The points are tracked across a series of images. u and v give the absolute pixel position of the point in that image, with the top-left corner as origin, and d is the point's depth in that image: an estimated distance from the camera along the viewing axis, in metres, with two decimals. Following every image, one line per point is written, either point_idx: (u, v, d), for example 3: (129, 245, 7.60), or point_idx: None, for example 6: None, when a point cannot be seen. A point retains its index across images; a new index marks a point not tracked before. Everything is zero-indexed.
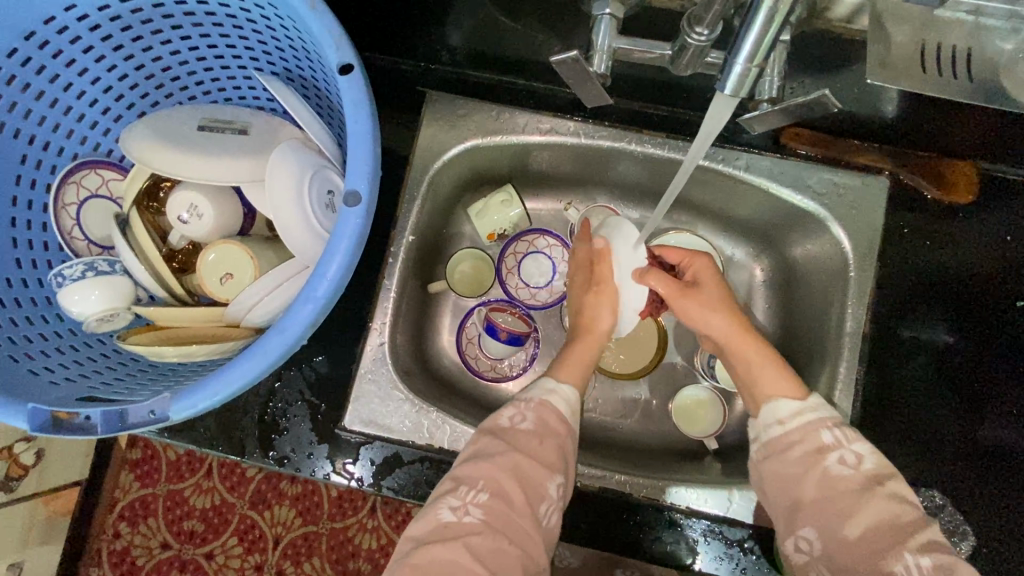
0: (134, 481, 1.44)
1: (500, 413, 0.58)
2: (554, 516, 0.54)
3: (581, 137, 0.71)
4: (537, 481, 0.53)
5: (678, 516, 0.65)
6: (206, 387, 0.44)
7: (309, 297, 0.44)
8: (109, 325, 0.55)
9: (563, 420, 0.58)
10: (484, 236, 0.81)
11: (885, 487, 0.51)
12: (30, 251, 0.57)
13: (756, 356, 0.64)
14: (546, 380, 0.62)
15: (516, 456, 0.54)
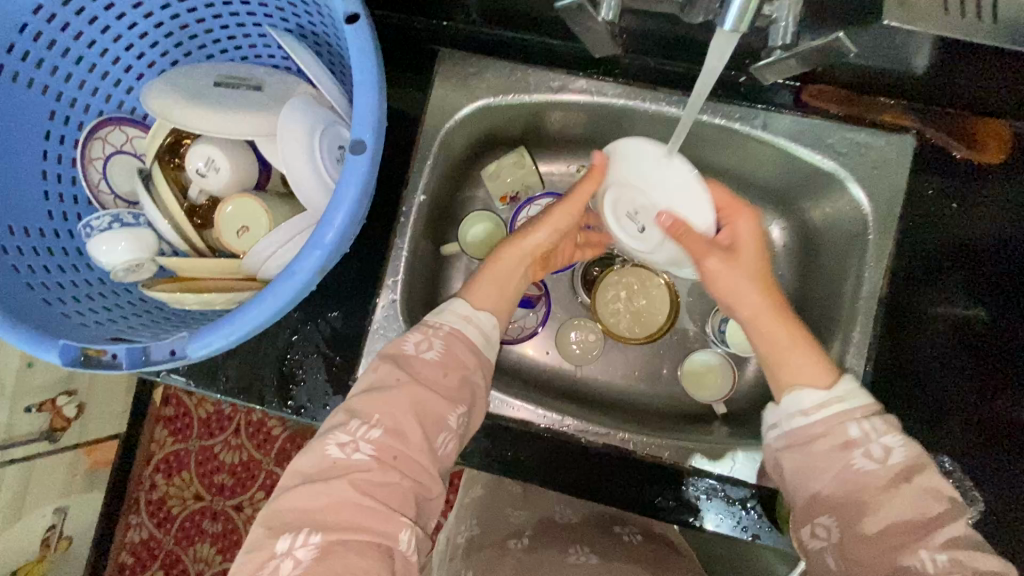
0: (168, 437, 1.61)
1: (405, 339, 0.57)
2: (450, 445, 0.54)
3: (594, 95, 0.70)
4: (437, 412, 0.53)
5: (680, 475, 0.66)
6: (223, 327, 0.46)
7: (318, 241, 0.46)
8: (135, 274, 0.58)
9: (474, 352, 0.58)
10: (496, 199, 0.83)
11: (912, 485, 0.48)
12: (61, 204, 0.60)
13: (789, 338, 0.60)
14: (459, 303, 0.61)
15: (413, 387, 0.53)
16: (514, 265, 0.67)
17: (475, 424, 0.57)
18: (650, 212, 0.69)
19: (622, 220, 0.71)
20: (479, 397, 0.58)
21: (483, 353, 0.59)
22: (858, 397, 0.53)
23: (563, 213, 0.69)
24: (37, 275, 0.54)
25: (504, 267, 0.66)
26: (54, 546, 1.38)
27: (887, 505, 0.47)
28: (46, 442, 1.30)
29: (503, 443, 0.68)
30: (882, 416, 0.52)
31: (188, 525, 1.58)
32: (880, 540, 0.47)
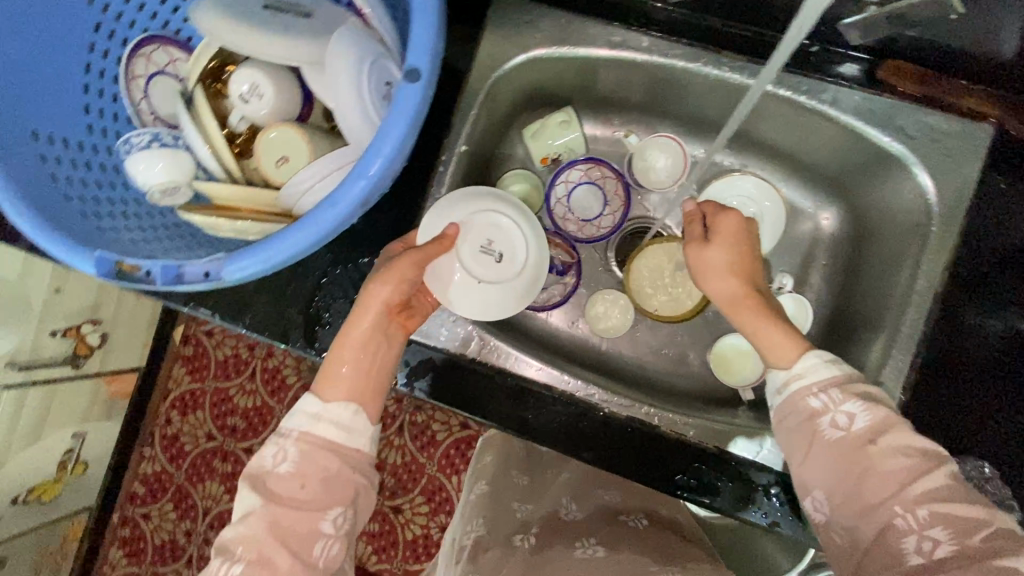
0: (186, 375, 1.64)
1: (262, 455, 0.56)
2: (336, 548, 0.55)
3: (654, 54, 0.67)
4: (304, 527, 0.54)
5: (705, 454, 0.64)
6: (260, 254, 0.45)
7: (363, 172, 0.44)
8: (170, 198, 0.57)
9: (335, 453, 0.55)
10: (537, 160, 0.81)
11: (880, 446, 0.49)
12: (102, 120, 0.58)
13: (754, 320, 0.60)
14: (308, 399, 0.58)
15: (273, 511, 0.53)
16: (368, 334, 0.61)
17: (362, 514, 0.58)
18: (506, 233, 0.71)
19: (480, 258, 0.69)
20: (359, 488, 0.57)
21: (346, 448, 0.56)
22: (819, 371, 0.53)
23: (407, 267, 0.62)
24: (74, 187, 0.53)
25: (354, 343, 0.60)
26: (70, 468, 1.43)
27: (865, 464, 0.49)
28: (69, 367, 1.33)
29: (526, 406, 0.66)
30: (845, 385, 0.52)
31: (199, 463, 1.62)
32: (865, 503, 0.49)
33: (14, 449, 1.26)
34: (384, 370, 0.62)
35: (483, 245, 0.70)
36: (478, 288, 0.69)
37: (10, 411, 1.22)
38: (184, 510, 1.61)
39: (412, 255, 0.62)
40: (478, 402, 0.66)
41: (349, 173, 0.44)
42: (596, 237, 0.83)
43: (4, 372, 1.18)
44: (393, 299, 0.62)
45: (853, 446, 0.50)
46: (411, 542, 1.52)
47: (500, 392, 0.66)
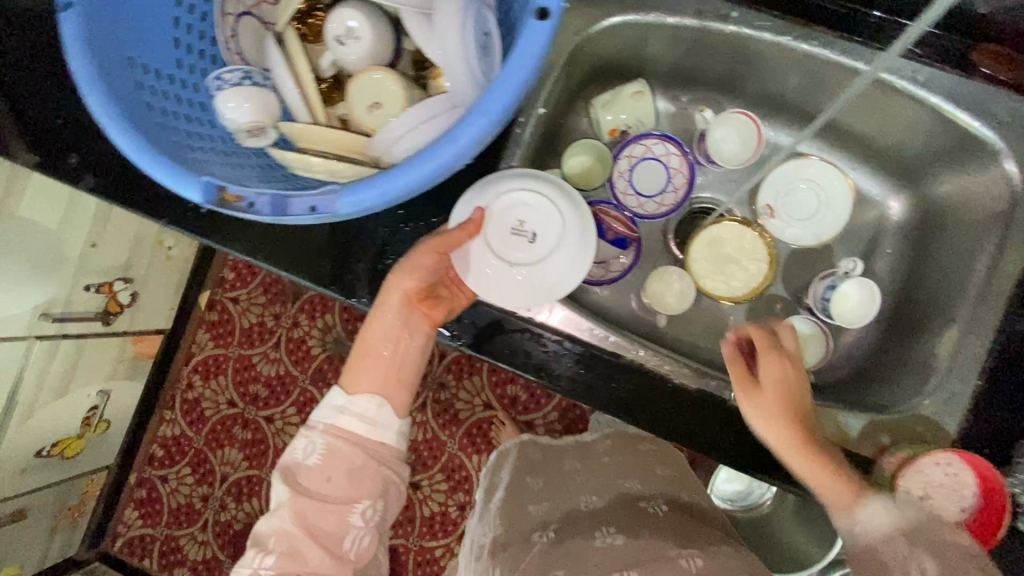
0: (210, 340, 1.63)
1: (294, 446, 0.60)
2: (365, 540, 0.60)
3: (743, 28, 0.66)
4: (331, 526, 0.58)
5: None
6: (375, 190, 0.44)
7: (486, 110, 0.44)
8: (256, 138, 0.56)
9: (359, 445, 0.60)
10: (605, 133, 0.81)
11: None
12: (190, 57, 0.57)
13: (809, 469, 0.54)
14: (338, 394, 0.62)
15: (303, 501, 0.58)
16: (387, 334, 0.64)
17: (389, 506, 0.62)
18: (538, 212, 0.67)
19: (511, 240, 0.67)
20: (386, 481, 0.61)
21: (370, 441, 0.60)
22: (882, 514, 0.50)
23: (425, 255, 0.62)
24: (169, 121, 0.52)
25: (376, 342, 0.64)
26: (93, 426, 1.43)
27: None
28: (100, 324, 1.32)
29: (597, 370, 0.66)
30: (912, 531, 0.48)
31: (219, 429, 1.62)
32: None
33: (43, 401, 1.25)
34: (406, 365, 0.64)
35: (512, 226, 0.67)
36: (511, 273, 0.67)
37: (42, 363, 1.21)
38: (202, 475, 1.61)
39: (433, 243, 0.63)
40: (548, 366, 0.66)
41: (471, 111, 0.44)
42: (657, 213, 0.81)
43: (39, 323, 1.18)
44: (412, 292, 0.63)
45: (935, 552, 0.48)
46: (428, 518, 1.52)
47: (570, 358, 0.66)
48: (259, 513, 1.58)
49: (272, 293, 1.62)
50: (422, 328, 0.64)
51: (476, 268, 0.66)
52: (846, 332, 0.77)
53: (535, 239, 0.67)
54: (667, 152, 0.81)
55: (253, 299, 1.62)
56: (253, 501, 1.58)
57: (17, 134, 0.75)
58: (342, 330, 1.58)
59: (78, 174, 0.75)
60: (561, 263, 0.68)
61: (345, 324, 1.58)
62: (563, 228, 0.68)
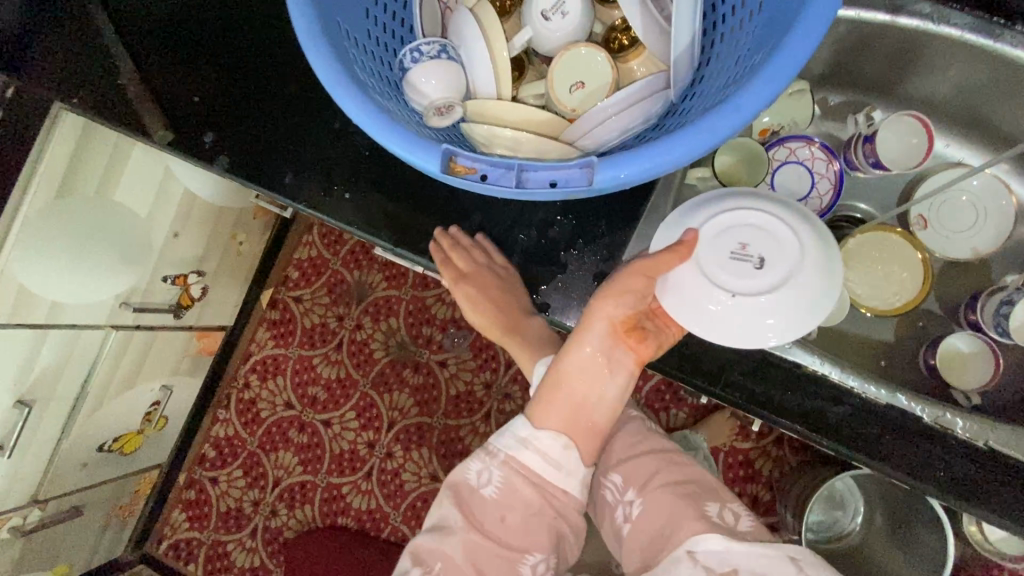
0: (270, 339, 1.60)
1: (467, 465, 0.58)
2: None
3: (932, 24, 0.65)
4: (502, 571, 0.55)
5: (978, 453, 0.59)
6: (645, 160, 0.40)
7: (771, 77, 0.40)
8: (440, 119, 0.52)
9: (535, 486, 0.56)
10: (755, 131, 0.78)
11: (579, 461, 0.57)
12: (379, 27, 0.54)
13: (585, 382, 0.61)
14: (524, 425, 0.58)
15: (473, 537, 0.55)
16: (585, 370, 0.57)
17: (559, 554, 0.58)
18: (771, 239, 0.55)
19: (732, 266, 0.56)
20: (568, 532, 0.58)
21: (549, 487, 0.56)
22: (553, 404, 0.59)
23: (630, 279, 0.56)
24: (372, 89, 0.49)
25: (573, 380, 0.57)
26: (153, 422, 1.39)
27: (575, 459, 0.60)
28: (173, 315, 1.29)
29: (769, 381, 0.60)
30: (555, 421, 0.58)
31: (273, 431, 1.57)
32: (590, 472, 0.67)
33: (112, 394, 1.21)
34: (602, 406, 0.58)
35: (733, 249, 0.56)
36: (734, 305, 0.55)
37: (116, 353, 1.18)
38: (254, 478, 1.56)
39: (643, 264, 0.56)
40: (719, 374, 0.61)
41: (756, 78, 0.40)
42: None
43: (118, 312, 1.14)
44: (618, 322, 0.57)
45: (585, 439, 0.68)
46: None
47: (744, 368, 0.61)
48: (312, 521, 1.52)
49: (335, 294, 1.58)
50: (625, 365, 0.58)
51: (676, 287, 0.57)
52: (1011, 351, 0.72)
53: (760, 268, 0.55)
54: (811, 156, 0.76)
55: (316, 299, 1.59)
56: (305, 507, 1.53)
57: (153, 110, 0.72)
58: (406, 334, 1.54)
59: (213, 154, 0.72)
60: (782, 307, 0.55)
61: (410, 329, 1.54)
62: (799, 265, 0.55)
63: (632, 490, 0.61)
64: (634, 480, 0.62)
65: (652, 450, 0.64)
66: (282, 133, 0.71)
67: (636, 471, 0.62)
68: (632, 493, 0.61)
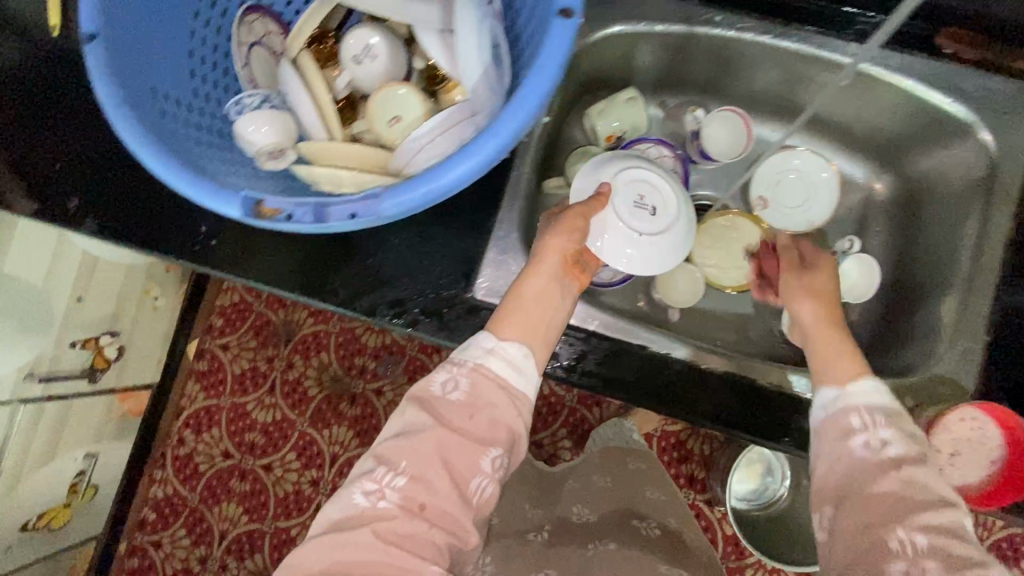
0: (200, 391, 1.57)
1: (432, 378, 0.54)
2: (489, 489, 0.51)
3: (724, 29, 0.71)
4: (466, 463, 0.50)
5: (804, 405, 0.65)
6: (422, 188, 0.43)
7: (524, 102, 0.44)
8: (275, 161, 0.57)
9: (503, 390, 0.53)
10: (602, 139, 0.83)
11: (902, 473, 0.47)
12: (205, 85, 0.57)
13: (834, 348, 0.58)
14: (486, 336, 0.57)
15: (438, 432, 0.50)
16: (541, 295, 0.60)
17: (513, 465, 0.54)
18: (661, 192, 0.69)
19: (636, 211, 0.68)
20: (519, 437, 0.54)
21: (514, 387, 0.54)
22: (867, 394, 0.52)
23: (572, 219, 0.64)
24: (191, 143, 0.52)
25: (533, 301, 0.60)
26: (81, 492, 1.35)
27: (878, 487, 0.47)
28: (87, 381, 1.27)
29: (621, 366, 0.66)
30: (891, 414, 0.51)
31: (214, 484, 1.54)
32: (872, 509, 0.46)
33: (29, 471, 1.17)
34: (552, 325, 0.61)
35: (634, 199, 0.68)
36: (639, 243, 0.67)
37: (27, 428, 1.14)
38: (199, 535, 1.53)
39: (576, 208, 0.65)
40: (575, 364, 0.66)
41: (511, 104, 0.44)
42: None
43: (24, 385, 1.12)
44: (568, 254, 0.64)
45: (873, 467, 0.48)
46: None
47: (597, 355, 0.67)
48: (265, 569, 1.49)
49: (263, 336, 1.58)
50: (572, 291, 0.63)
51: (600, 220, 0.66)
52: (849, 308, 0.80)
53: (652, 215, 0.68)
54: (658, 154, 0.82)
55: (243, 345, 1.58)
56: (255, 557, 1.50)
57: (13, 184, 0.73)
58: (339, 367, 1.55)
59: (78, 217, 0.73)
60: (669, 247, 0.69)
61: (342, 361, 1.55)
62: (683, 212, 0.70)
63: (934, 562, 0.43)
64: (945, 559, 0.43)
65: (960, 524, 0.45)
66: (145, 190, 0.73)
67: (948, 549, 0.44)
68: (931, 565, 0.43)
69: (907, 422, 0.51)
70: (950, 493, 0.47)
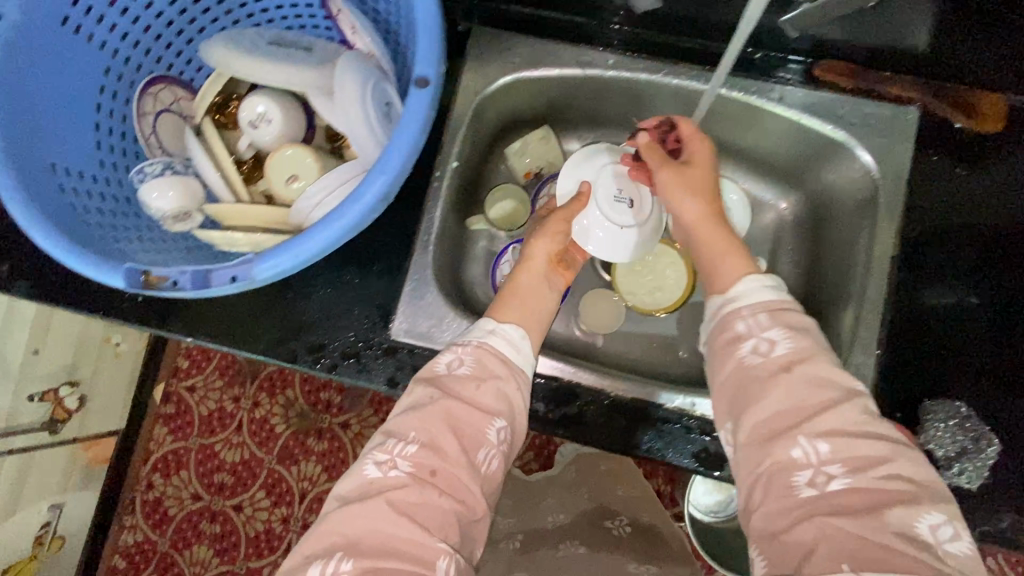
0: (168, 434, 1.57)
1: (438, 360, 0.60)
2: (495, 463, 0.56)
3: (616, 70, 0.74)
4: (476, 426, 0.55)
5: (709, 427, 0.68)
6: (292, 251, 0.46)
7: (383, 168, 0.46)
8: (182, 224, 0.59)
9: (504, 362, 0.60)
10: (521, 175, 0.87)
11: (793, 373, 0.51)
12: (112, 155, 0.61)
13: (721, 248, 0.63)
14: (487, 321, 0.64)
15: (448, 403, 0.56)
16: (536, 283, 0.68)
17: (517, 440, 0.59)
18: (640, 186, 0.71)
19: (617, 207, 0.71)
20: (520, 411, 0.59)
21: (515, 363, 0.61)
22: (754, 295, 0.56)
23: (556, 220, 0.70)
24: (90, 215, 0.55)
25: (526, 288, 0.68)
26: (46, 544, 1.34)
27: (774, 390, 0.50)
28: (47, 433, 1.28)
29: (534, 398, 0.69)
30: (773, 311, 0.55)
31: (185, 527, 1.54)
32: (768, 424, 0.50)
33: None
34: (545, 311, 0.68)
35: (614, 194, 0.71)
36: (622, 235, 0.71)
37: None
38: None
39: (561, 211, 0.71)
40: None
41: (372, 170, 0.46)
42: None
43: None
44: (555, 253, 0.70)
45: (768, 373, 0.52)
46: None
47: None
48: None
49: (228, 376, 1.59)
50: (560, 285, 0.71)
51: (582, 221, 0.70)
52: None
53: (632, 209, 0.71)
54: None
55: (209, 386, 1.58)
56: None
57: None
58: (305, 403, 1.56)
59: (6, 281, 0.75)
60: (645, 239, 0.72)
61: (307, 397, 1.56)
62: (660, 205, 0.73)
63: (841, 468, 0.46)
64: (849, 460, 0.47)
65: (860, 414, 0.49)
66: None
67: (851, 451, 0.47)
68: (839, 471, 0.46)
69: (795, 318, 0.54)
70: (845, 383, 0.50)
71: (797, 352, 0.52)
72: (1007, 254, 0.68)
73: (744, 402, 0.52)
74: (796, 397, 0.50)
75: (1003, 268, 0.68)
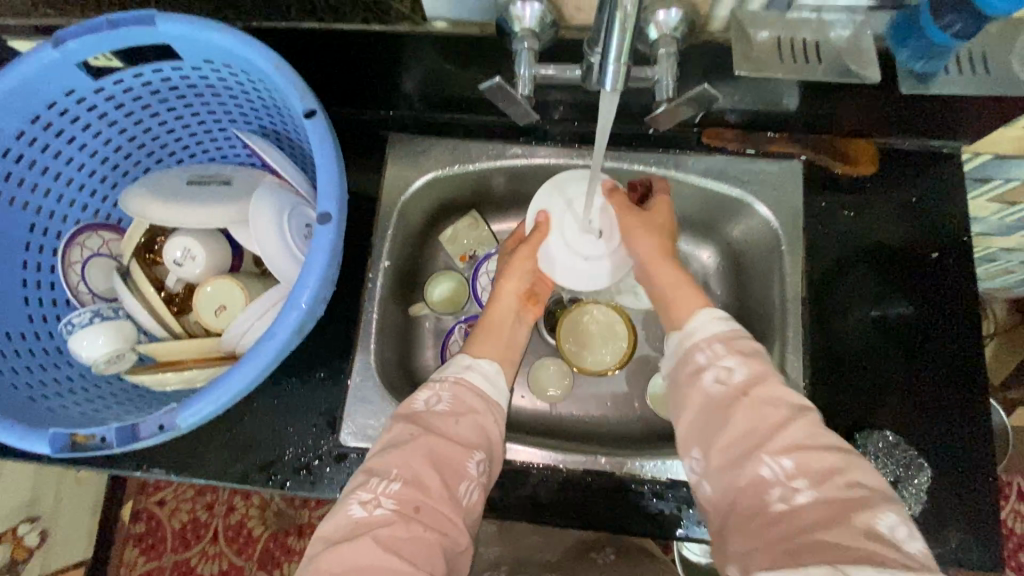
0: (139, 556, 1.47)
1: (415, 397, 0.61)
2: (475, 493, 0.57)
3: (527, 158, 0.80)
4: (456, 460, 0.56)
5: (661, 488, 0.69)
6: (215, 393, 0.50)
7: (292, 302, 0.51)
8: (116, 365, 0.61)
9: (480, 396, 0.62)
10: (456, 259, 0.90)
11: (752, 397, 0.53)
12: (38, 308, 0.64)
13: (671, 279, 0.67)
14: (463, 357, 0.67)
15: (430, 438, 0.56)
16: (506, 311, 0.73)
17: (495, 470, 0.60)
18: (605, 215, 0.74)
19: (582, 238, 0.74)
20: (496, 443, 0.61)
21: (491, 396, 0.63)
22: (714, 327, 0.59)
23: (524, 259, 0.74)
24: (18, 375, 0.58)
25: (497, 319, 0.73)
26: None
27: (733, 413, 0.53)
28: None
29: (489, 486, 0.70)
30: (730, 340, 0.58)
31: None
32: (732, 442, 0.51)
33: None
34: (517, 346, 0.73)
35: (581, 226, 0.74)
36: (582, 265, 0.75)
37: None
38: None
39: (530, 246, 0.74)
40: None
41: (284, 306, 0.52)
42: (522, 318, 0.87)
43: None
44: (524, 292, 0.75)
45: (731, 398, 0.54)
46: None
47: None
48: None
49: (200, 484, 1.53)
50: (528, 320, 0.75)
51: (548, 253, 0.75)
52: None
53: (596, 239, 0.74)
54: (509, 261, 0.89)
55: (181, 496, 1.51)
56: None
57: None
58: (282, 499, 1.50)
59: None
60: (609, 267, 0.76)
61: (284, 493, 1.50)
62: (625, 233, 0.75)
63: (805, 481, 0.47)
64: (809, 472, 0.48)
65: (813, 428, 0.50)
66: None
67: (813, 460, 0.48)
68: (805, 484, 0.47)
69: (748, 342, 0.57)
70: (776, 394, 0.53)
71: (757, 373, 0.54)
72: (907, 280, 0.73)
73: (709, 438, 0.53)
74: (749, 421, 0.52)
75: (905, 294, 0.72)
